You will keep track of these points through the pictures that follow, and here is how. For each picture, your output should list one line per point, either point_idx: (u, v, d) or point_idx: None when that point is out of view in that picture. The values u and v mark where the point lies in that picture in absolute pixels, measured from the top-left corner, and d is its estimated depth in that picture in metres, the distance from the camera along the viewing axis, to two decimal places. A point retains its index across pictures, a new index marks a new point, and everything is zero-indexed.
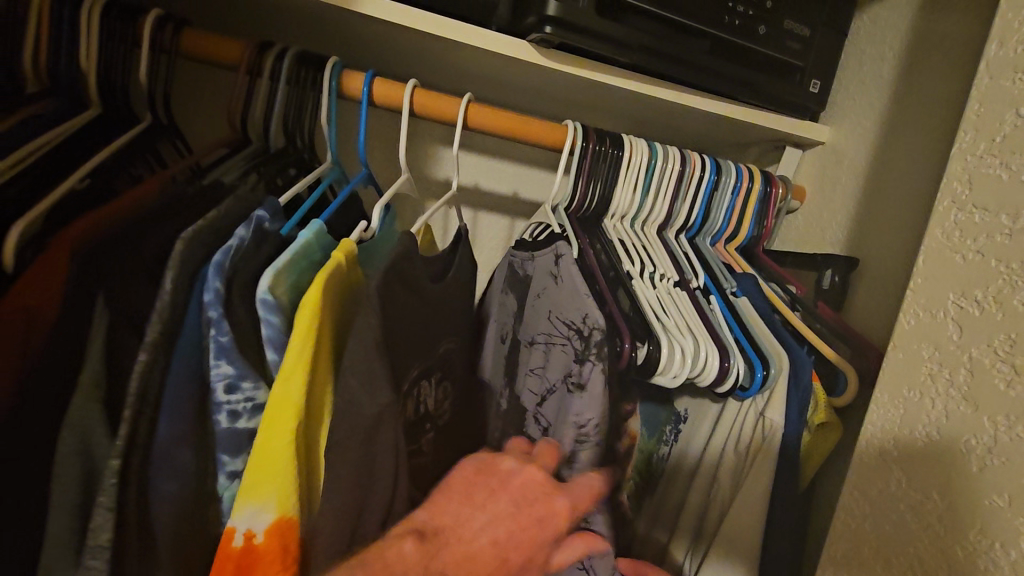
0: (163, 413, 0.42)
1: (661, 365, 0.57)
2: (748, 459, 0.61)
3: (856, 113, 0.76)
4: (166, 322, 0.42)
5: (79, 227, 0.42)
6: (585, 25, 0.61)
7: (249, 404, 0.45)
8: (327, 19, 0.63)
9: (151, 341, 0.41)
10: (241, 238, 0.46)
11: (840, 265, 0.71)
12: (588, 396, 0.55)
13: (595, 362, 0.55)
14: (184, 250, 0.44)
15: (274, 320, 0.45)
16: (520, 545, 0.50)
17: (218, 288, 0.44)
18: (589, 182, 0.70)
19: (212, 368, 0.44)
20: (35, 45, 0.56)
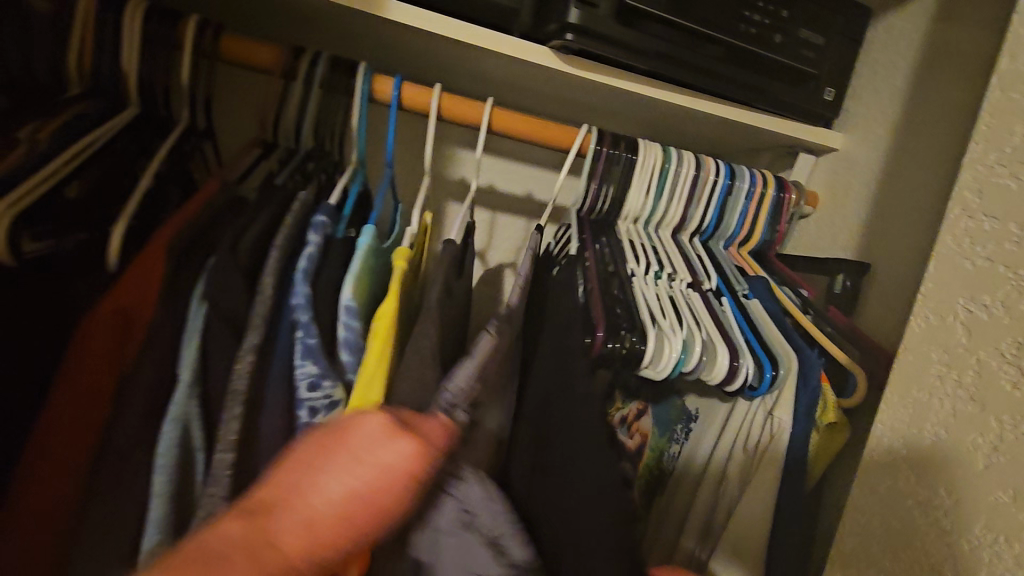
0: (263, 410, 0.45)
1: (644, 359, 0.59)
2: (757, 457, 0.62)
3: (869, 121, 0.78)
4: (265, 327, 0.45)
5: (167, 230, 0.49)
6: (603, 32, 0.63)
7: (328, 401, 0.46)
8: (357, 24, 0.65)
9: (255, 345, 0.44)
10: (315, 244, 0.51)
11: (851, 270, 0.72)
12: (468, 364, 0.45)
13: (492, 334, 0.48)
14: (280, 257, 0.49)
15: (354, 325, 0.49)
16: (370, 521, 0.32)
17: (306, 293, 0.47)
18: (603, 184, 0.71)
19: (297, 369, 0.45)
20: (80, 48, 0.59)
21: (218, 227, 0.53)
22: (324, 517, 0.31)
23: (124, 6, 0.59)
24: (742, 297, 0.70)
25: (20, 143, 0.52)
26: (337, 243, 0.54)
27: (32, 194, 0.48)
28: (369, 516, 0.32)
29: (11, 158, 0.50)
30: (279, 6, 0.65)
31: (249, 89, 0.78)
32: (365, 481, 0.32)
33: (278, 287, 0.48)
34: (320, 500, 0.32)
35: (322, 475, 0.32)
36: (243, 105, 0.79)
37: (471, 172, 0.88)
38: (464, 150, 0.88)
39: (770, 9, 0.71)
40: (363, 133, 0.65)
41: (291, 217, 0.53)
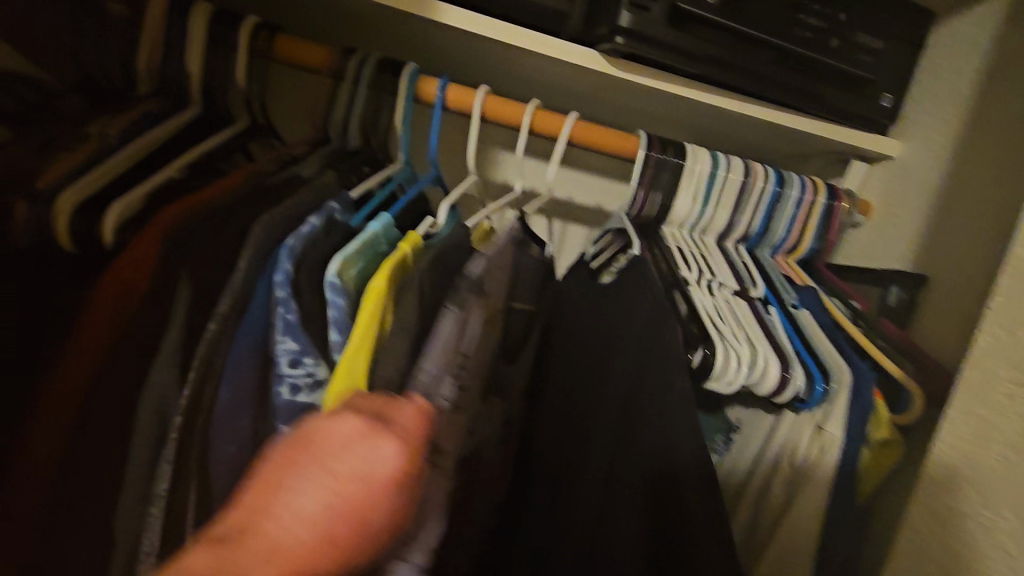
0: (223, 381, 0.44)
1: (715, 370, 0.58)
2: (804, 473, 0.60)
3: (927, 129, 0.75)
4: (240, 293, 0.45)
5: (173, 211, 0.47)
6: (653, 34, 0.63)
7: (311, 380, 0.44)
8: (409, 27, 0.67)
9: (222, 312, 0.45)
10: (314, 226, 0.49)
11: (907, 282, 0.70)
12: (443, 342, 0.47)
13: (455, 309, 0.48)
14: (261, 234, 0.48)
15: (341, 303, 0.47)
16: (350, 531, 0.25)
17: (288, 270, 0.46)
18: (651, 190, 0.71)
19: (278, 345, 0.44)
20: (149, 48, 0.62)
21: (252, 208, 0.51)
22: (283, 551, 0.24)
23: (191, 8, 0.62)
24: (791, 307, 0.68)
25: (92, 137, 0.56)
26: (342, 225, 0.53)
27: (98, 180, 0.51)
28: (352, 534, 0.25)
29: (83, 149, 0.54)
30: (335, 10, 0.67)
31: (302, 89, 0.81)
32: (342, 506, 0.25)
33: (253, 263, 0.46)
34: (287, 540, 0.24)
35: (292, 496, 0.24)
36: (292, 105, 0.81)
37: (511, 174, 0.89)
38: (507, 152, 0.88)
39: (826, 12, 0.69)
40: (408, 133, 0.66)
41: (293, 203, 0.52)
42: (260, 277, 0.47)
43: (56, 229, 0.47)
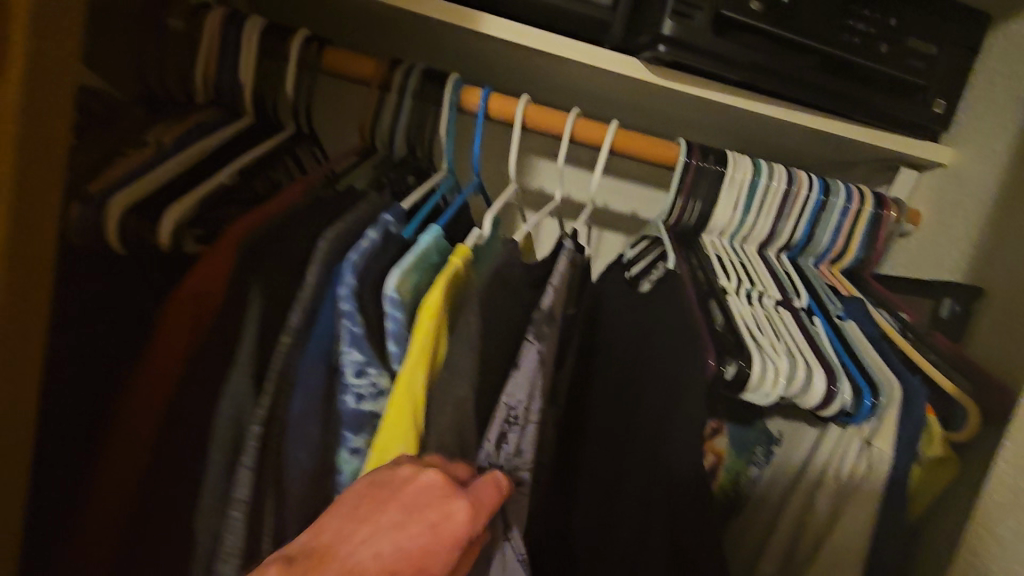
0: (294, 393, 0.45)
1: (752, 382, 0.57)
2: (851, 489, 0.59)
3: (983, 135, 0.72)
4: (308, 309, 0.47)
5: (239, 228, 0.50)
6: (696, 43, 0.63)
7: (374, 389, 0.47)
8: (454, 38, 0.68)
9: (295, 327, 0.46)
10: (373, 240, 0.50)
11: (961, 294, 0.68)
12: (526, 374, 0.49)
13: (534, 341, 0.51)
14: (329, 246, 0.49)
15: (399, 316, 0.48)
16: None
17: (352, 284, 0.47)
18: (690, 198, 0.70)
19: (343, 356, 0.46)
20: (205, 61, 0.64)
21: (312, 216, 0.53)
22: None
23: (246, 22, 0.64)
24: (837, 318, 0.67)
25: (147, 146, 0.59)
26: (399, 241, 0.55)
27: (150, 185, 0.53)
28: None
29: (137, 155, 0.57)
30: (382, 22, 0.69)
31: (347, 99, 0.83)
32: None
33: (322, 284, 0.48)
34: None
35: None
36: (338, 114, 0.83)
37: (547, 181, 0.89)
38: (543, 160, 0.89)
39: (876, 18, 0.68)
40: (451, 143, 0.67)
41: (348, 217, 0.53)
42: (325, 292, 0.48)
43: (106, 229, 0.49)
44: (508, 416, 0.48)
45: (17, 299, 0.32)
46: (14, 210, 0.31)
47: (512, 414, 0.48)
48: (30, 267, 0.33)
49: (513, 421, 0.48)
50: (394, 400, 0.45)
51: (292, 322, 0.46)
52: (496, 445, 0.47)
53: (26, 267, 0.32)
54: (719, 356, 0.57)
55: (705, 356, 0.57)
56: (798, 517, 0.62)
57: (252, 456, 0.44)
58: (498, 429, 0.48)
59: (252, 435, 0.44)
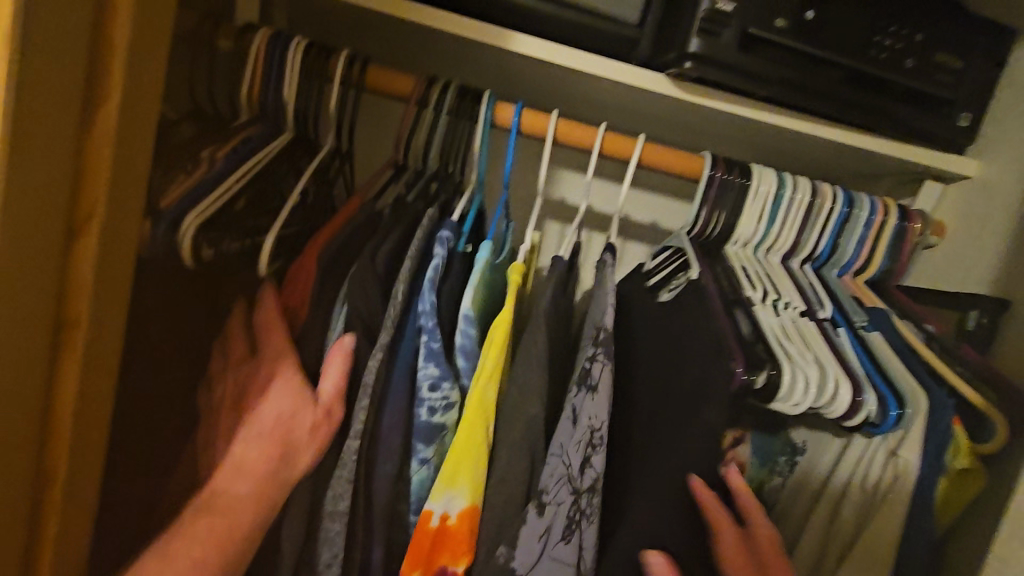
0: (386, 406, 0.56)
1: (782, 392, 0.58)
2: (877, 499, 0.60)
3: (1008, 149, 0.73)
4: (394, 329, 0.57)
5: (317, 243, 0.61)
6: (725, 60, 0.65)
7: (445, 402, 0.57)
8: (487, 55, 0.71)
9: (384, 344, 0.56)
10: (442, 257, 0.60)
11: (986, 307, 0.68)
12: (601, 397, 0.57)
13: (604, 361, 0.58)
14: (411, 267, 0.59)
15: (470, 332, 0.59)
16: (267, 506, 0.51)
17: (432, 301, 0.58)
18: (714, 210, 0.72)
19: (422, 369, 0.57)
20: (252, 80, 0.67)
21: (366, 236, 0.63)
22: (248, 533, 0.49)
23: (291, 43, 0.68)
24: (861, 330, 0.67)
25: (203, 162, 0.62)
26: (457, 256, 0.62)
27: (213, 207, 0.57)
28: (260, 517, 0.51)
29: (198, 174, 0.60)
30: (418, 41, 0.71)
31: (379, 114, 0.86)
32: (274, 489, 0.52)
33: (407, 293, 0.59)
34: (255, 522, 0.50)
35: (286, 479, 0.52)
36: (370, 128, 0.87)
37: (570, 191, 0.91)
38: (566, 171, 0.90)
39: (904, 34, 0.69)
40: (483, 156, 0.70)
41: (415, 239, 0.61)
42: (409, 310, 0.59)
43: (182, 246, 0.53)
44: (589, 437, 0.56)
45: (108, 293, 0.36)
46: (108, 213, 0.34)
47: (592, 434, 0.56)
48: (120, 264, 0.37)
49: (593, 441, 0.56)
50: (469, 415, 0.56)
51: (381, 342, 0.56)
52: (580, 465, 0.56)
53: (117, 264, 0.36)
54: (750, 366, 0.58)
55: (733, 364, 0.57)
56: (825, 525, 0.63)
57: (350, 468, 0.54)
58: (580, 451, 0.56)
59: (351, 449, 0.54)
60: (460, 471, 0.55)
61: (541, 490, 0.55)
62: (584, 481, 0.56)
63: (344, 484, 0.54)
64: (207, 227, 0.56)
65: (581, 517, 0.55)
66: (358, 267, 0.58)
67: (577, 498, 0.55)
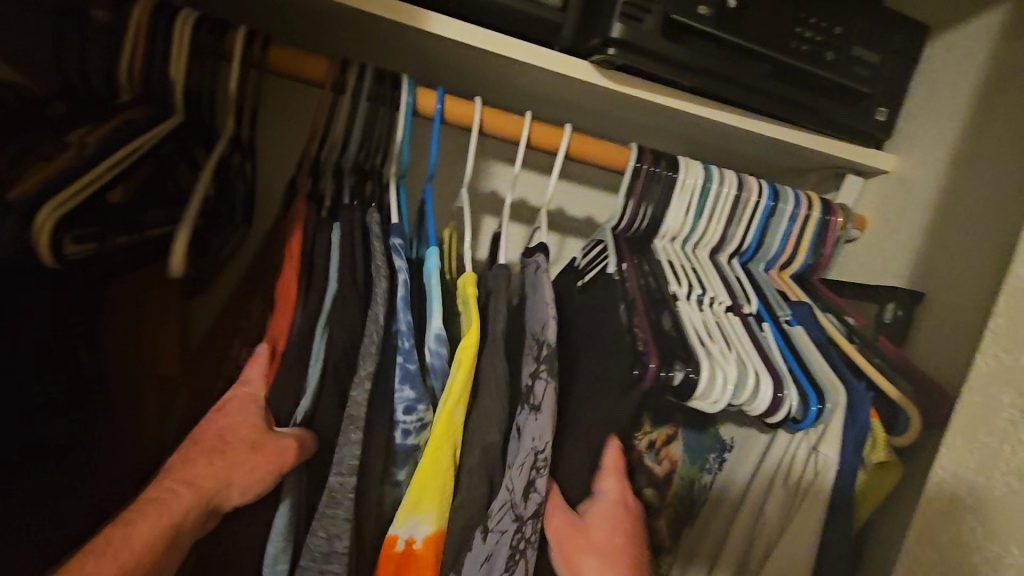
0: (371, 432, 0.52)
1: (700, 389, 0.56)
2: (798, 496, 0.59)
3: (925, 144, 0.74)
4: (377, 354, 0.52)
5: (299, 243, 0.56)
6: (648, 47, 0.62)
7: (420, 424, 0.53)
8: (400, 35, 0.66)
9: (369, 372, 0.51)
10: (404, 269, 0.56)
11: (902, 299, 0.69)
12: (544, 416, 0.54)
13: (549, 379, 0.55)
14: (387, 287, 0.55)
15: (441, 352, 0.55)
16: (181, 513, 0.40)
17: (409, 320, 0.54)
18: (641, 202, 0.70)
19: (398, 392, 0.53)
20: (132, 56, 0.60)
21: (322, 230, 0.57)
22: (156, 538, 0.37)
23: (178, 16, 0.61)
24: (785, 324, 0.67)
25: (70, 147, 0.54)
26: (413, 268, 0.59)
27: (76, 199, 0.49)
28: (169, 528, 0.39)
29: (59, 162, 0.51)
30: (325, 18, 0.66)
31: (294, 101, 0.80)
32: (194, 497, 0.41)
33: (386, 312, 0.55)
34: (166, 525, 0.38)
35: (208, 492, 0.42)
36: (283, 116, 0.80)
37: (501, 185, 0.87)
38: (498, 164, 0.87)
39: (823, 26, 0.69)
40: (407, 147, 0.64)
41: (378, 258, 0.57)
42: (387, 327, 0.55)
43: (38, 242, 0.45)
44: (533, 458, 0.53)
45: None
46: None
47: (536, 457, 0.53)
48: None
49: (538, 464, 0.53)
50: (436, 435, 0.52)
51: (366, 371, 0.52)
52: (525, 490, 0.53)
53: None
54: (667, 364, 0.56)
55: (646, 359, 0.56)
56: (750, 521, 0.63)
57: (350, 503, 0.50)
58: (524, 477, 0.53)
59: (346, 487, 0.50)
60: (426, 498, 0.52)
61: (486, 516, 0.53)
62: (529, 508, 0.53)
63: (338, 523, 0.49)
64: (72, 222, 0.48)
65: (526, 545, 0.53)
66: (324, 288, 0.54)
67: (522, 525, 0.53)
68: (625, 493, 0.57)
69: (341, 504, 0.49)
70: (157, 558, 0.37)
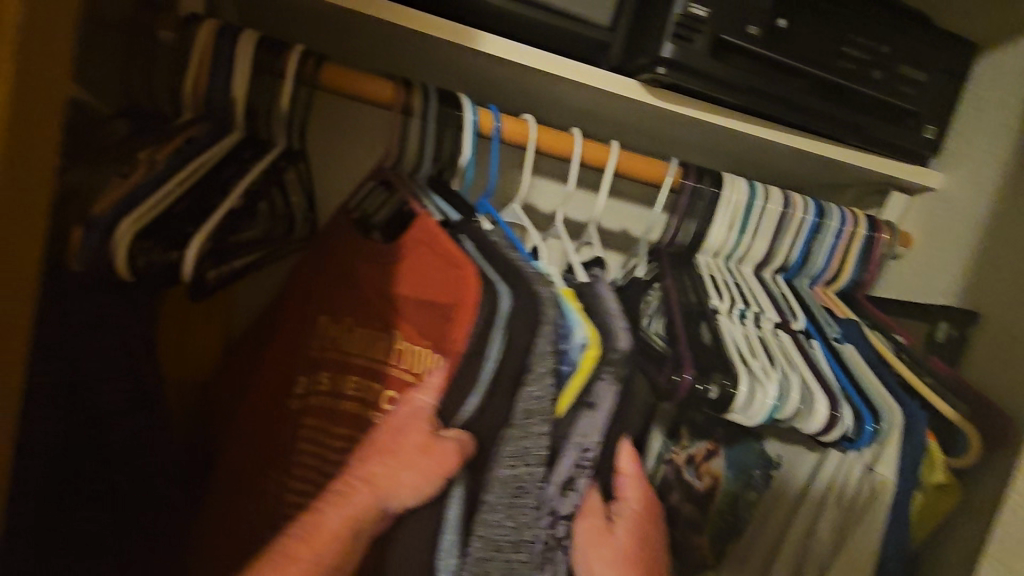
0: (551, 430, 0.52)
1: (736, 402, 0.56)
2: (856, 515, 0.59)
3: (972, 162, 0.74)
4: (552, 357, 0.51)
5: (469, 269, 0.52)
6: (696, 67, 0.63)
7: (570, 418, 0.54)
8: (452, 54, 0.67)
9: (551, 370, 0.51)
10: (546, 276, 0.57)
11: (956, 318, 0.68)
12: (598, 415, 0.55)
13: (611, 381, 0.54)
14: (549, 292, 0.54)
15: (574, 356, 0.54)
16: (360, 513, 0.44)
17: (566, 325, 0.54)
18: (684, 220, 0.70)
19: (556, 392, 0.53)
20: (195, 74, 0.61)
21: (449, 252, 0.54)
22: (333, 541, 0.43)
23: (240, 35, 0.61)
24: (833, 341, 0.67)
25: (141, 163, 0.55)
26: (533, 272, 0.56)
27: (150, 213, 0.51)
28: (348, 529, 0.44)
29: (134, 176, 0.54)
30: (380, 38, 0.67)
31: (343, 117, 0.82)
32: (367, 502, 0.45)
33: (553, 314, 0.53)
34: (337, 530, 0.43)
35: (383, 494, 0.45)
36: (332, 132, 0.82)
37: (542, 200, 0.88)
38: (539, 179, 0.88)
39: (870, 45, 0.69)
40: (470, 170, 0.67)
41: (526, 267, 0.55)
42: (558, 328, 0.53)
43: (116, 258, 0.48)
44: (579, 456, 0.54)
45: (21, 206, 0.31)
46: (18, 94, 0.29)
47: (582, 454, 0.54)
48: (32, 171, 0.31)
49: (581, 462, 0.54)
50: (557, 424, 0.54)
51: (545, 368, 0.51)
52: (564, 485, 0.54)
53: (32, 171, 0.31)
54: (700, 376, 0.56)
55: (681, 370, 0.56)
56: (803, 541, 0.62)
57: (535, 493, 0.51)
58: (568, 470, 0.54)
59: (537, 478, 0.51)
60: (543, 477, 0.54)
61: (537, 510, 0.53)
62: (564, 506, 0.54)
63: (528, 511, 0.51)
64: (145, 236, 0.50)
65: (557, 545, 0.54)
66: (508, 295, 0.51)
67: (557, 524, 0.54)
68: (646, 492, 0.58)
69: (530, 493, 0.51)
70: (338, 546, 0.43)
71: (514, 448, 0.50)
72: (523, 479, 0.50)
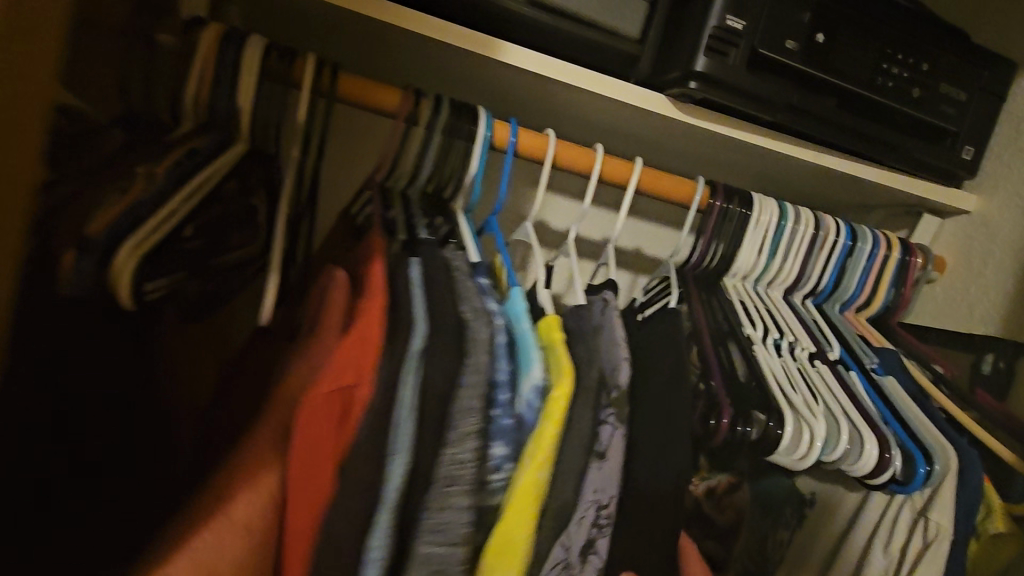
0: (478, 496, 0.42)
1: (782, 445, 0.52)
2: (906, 564, 0.54)
3: (1012, 184, 0.71)
4: (484, 404, 0.43)
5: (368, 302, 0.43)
6: (732, 83, 0.60)
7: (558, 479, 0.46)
8: (473, 65, 0.63)
9: (474, 428, 0.42)
10: (500, 314, 0.48)
11: (1004, 350, 0.65)
12: (609, 466, 0.48)
13: (616, 423, 0.49)
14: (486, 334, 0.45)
15: (535, 402, 0.46)
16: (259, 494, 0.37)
17: (507, 370, 0.45)
18: (712, 242, 0.67)
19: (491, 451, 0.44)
20: (196, 81, 0.56)
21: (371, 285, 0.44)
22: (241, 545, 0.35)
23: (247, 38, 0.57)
24: (871, 372, 0.63)
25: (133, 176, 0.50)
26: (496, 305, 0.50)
27: (157, 234, 0.46)
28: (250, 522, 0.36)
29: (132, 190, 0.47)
30: (396, 45, 0.63)
31: (350, 127, 0.79)
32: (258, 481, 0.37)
33: (489, 356, 0.44)
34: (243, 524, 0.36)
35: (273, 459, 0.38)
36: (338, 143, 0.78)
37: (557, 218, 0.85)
38: (554, 196, 0.84)
39: (909, 61, 0.66)
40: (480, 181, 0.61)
41: (468, 302, 0.47)
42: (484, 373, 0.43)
43: (119, 282, 0.42)
44: (594, 514, 0.47)
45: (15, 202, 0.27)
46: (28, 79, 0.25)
47: (599, 512, 0.48)
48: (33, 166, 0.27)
49: (599, 521, 0.48)
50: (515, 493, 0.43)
51: (468, 425, 0.42)
52: (582, 552, 0.47)
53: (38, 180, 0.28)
54: (735, 415, 0.53)
55: (718, 414, 0.53)
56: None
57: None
58: (584, 534, 0.47)
59: (455, 558, 0.40)
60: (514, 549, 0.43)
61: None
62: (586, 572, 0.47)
63: None
64: (153, 262, 0.45)
65: None
66: (421, 334, 0.43)
67: None
68: None
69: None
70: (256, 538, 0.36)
71: (438, 522, 0.40)
72: (443, 558, 0.40)
